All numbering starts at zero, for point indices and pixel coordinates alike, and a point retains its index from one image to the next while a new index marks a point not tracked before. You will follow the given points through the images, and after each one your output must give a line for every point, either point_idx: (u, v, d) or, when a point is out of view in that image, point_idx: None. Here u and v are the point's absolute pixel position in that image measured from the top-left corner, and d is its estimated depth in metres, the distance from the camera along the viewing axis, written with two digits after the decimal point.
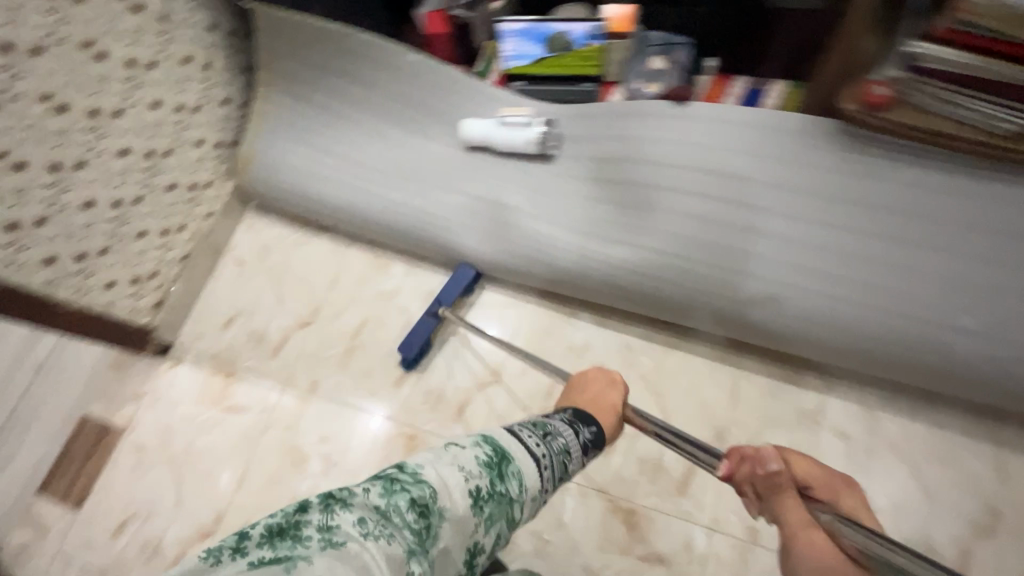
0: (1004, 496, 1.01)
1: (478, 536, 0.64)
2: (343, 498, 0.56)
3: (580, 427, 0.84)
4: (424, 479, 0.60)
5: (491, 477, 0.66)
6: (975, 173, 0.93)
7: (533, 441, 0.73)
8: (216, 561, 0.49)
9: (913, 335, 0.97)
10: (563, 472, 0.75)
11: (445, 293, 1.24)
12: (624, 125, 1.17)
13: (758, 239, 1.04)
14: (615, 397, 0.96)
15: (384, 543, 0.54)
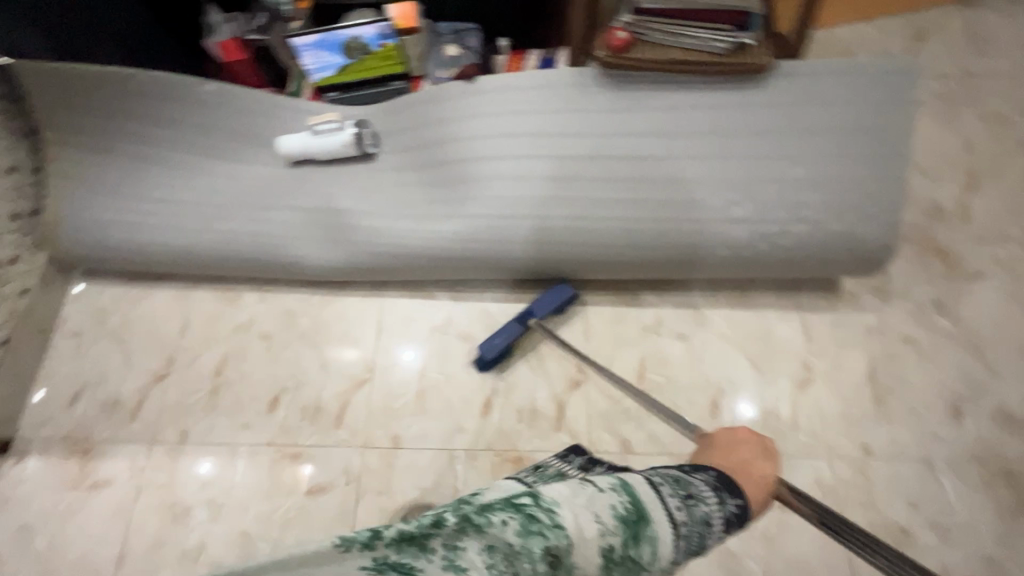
0: (814, 350, 1.17)
1: None
2: (480, 521, 0.53)
3: (726, 499, 0.69)
4: (564, 521, 0.54)
5: (626, 540, 0.58)
6: (712, 87, 1.07)
7: (676, 504, 0.63)
8: (347, 550, 0.49)
9: (704, 235, 1.10)
10: (697, 546, 0.64)
11: (538, 304, 1.20)
12: (425, 110, 1.24)
13: (561, 184, 1.13)
14: (767, 469, 0.79)
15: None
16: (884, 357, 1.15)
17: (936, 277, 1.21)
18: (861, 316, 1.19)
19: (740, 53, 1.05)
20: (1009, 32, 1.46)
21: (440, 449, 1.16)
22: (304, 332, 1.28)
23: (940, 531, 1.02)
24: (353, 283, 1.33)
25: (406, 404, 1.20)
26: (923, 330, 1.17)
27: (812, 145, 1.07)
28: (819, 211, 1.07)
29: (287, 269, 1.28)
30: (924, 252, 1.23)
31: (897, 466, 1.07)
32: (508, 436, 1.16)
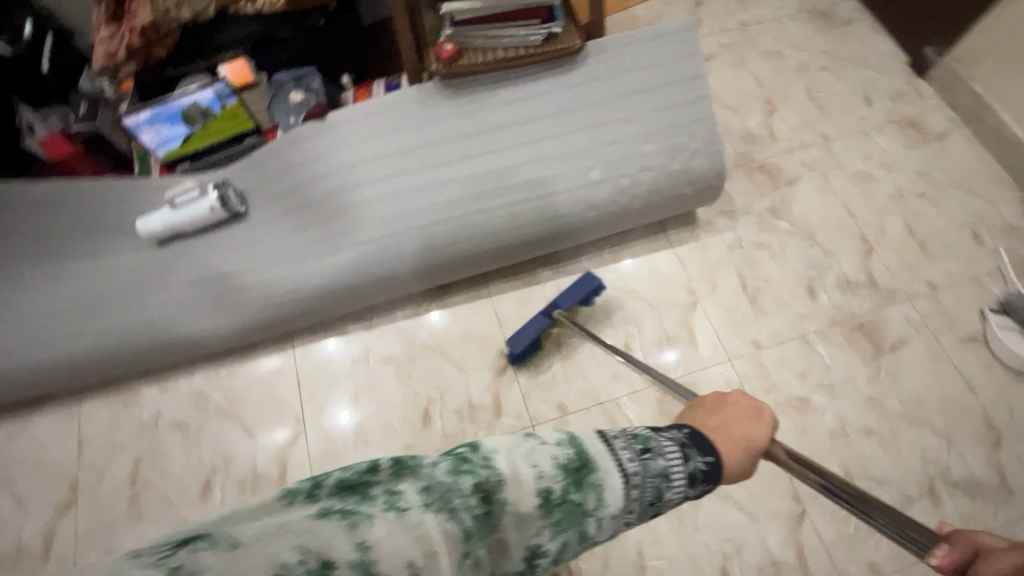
0: (692, 276, 1.33)
1: (540, 540, 0.55)
2: (412, 465, 0.51)
3: (690, 454, 0.64)
4: (497, 458, 0.53)
5: (568, 483, 0.55)
6: (539, 75, 1.20)
7: (628, 456, 0.59)
8: (290, 501, 0.46)
9: (573, 201, 1.22)
10: (653, 501, 0.60)
11: (563, 296, 1.19)
12: (284, 157, 1.25)
13: (435, 191, 1.21)
14: (754, 433, 0.73)
15: (442, 525, 0.47)
16: (747, 265, 1.34)
17: (766, 189, 1.43)
18: (720, 237, 1.38)
19: (552, 42, 1.19)
20: None
21: None
22: (220, 407, 1.23)
23: (827, 390, 1.21)
24: (258, 343, 1.30)
25: (347, 442, 1.20)
26: (769, 235, 1.38)
27: (637, 103, 1.20)
28: (657, 156, 1.21)
29: (183, 349, 1.23)
30: (751, 172, 1.46)
31: (782, 350, 1.25)
32: (453, 437, 1.19)
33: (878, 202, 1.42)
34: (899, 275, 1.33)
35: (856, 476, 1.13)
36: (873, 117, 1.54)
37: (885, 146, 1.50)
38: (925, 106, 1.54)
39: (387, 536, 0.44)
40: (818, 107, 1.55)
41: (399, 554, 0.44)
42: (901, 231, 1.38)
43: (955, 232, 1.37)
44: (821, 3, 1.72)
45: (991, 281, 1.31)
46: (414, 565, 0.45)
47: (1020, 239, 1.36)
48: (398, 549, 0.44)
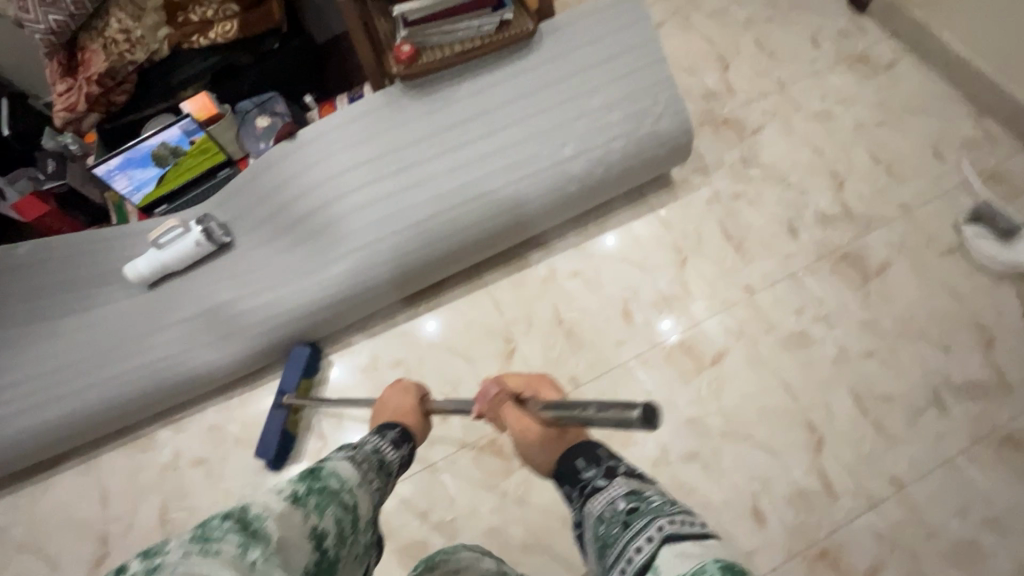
0: (678, 234, 1.37)
1: (317, 523, 0.60)
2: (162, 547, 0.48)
3: (385, 433, 0.89)
4: (243, 499, 0.55)
5: (307, 482, 0.64)
6: (497, 64, 1.22)
7: (343, 454, 0.76)
8: None
9: (553, 177, 1.24)
10: (381, 468, 0.79)
11: (285, 382, 1.24)
12: (264, 182, 1.25)
13: (419, 190, 1.23)
14: (413, 399, 1.01)
15: (207, 557, 0.47)
16: (729, 216, 1.38)
17: (734, 142, 1.48)
18: (698, 193, 1.41)
19: (506, 28, 1.20)
20: None
21: (420, 473, 1.17)
22: (239, 437, 1.23)
23: (824, 321, 1.25)
24: (264, 369, 1.30)
25: None
26: (744, 183, 1.42)
27: (597, 76, 1.23)
28: (624, 123, 1.24)
29: (189, 385, 1.22)
30: (717, 127, 1.50)
31: (775, 290, 1.29)
32: (475, 426, 1.19)
33: (841, 137, 1.47)
34: (872, 202, 1.37)
35: (864, 397, 1.17)
36: (823, 57, 1.59)
37: (838, 83, 1.55)
38: (871, 39, 1.60)
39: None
40: (770, 56, 1.60)
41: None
42: (868, 161, 1.43)
43: (918, 153, 1.43)
44: None
45: (960, 194, 1.37)
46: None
47: (979, 150, 1.42)
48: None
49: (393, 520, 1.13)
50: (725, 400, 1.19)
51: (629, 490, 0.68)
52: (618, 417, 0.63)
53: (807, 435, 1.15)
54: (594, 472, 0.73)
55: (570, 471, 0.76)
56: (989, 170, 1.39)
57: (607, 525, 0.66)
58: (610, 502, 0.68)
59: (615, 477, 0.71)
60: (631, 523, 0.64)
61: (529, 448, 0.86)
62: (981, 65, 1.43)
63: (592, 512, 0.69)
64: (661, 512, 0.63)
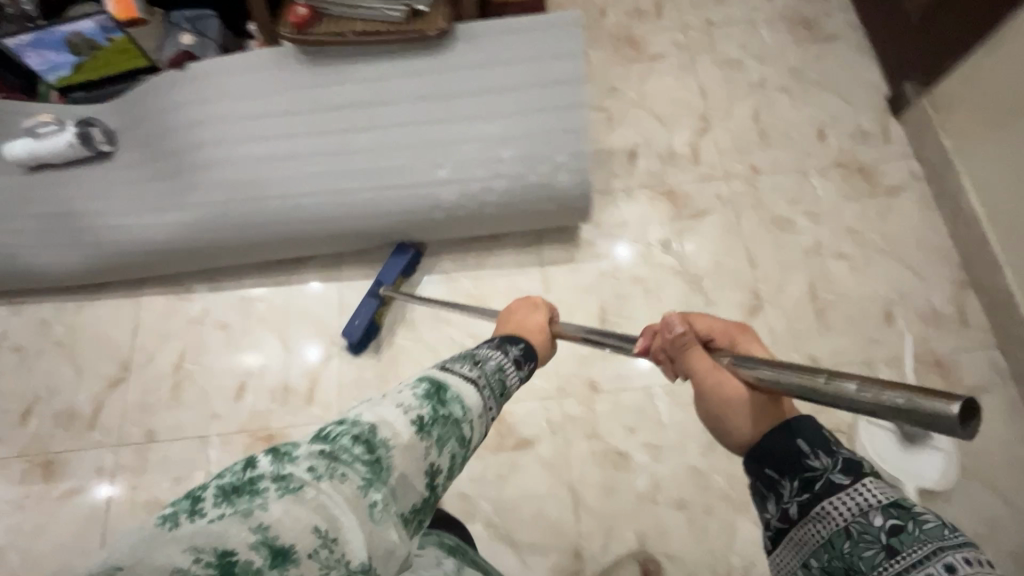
0: (552, 299, 1.24)
1: (434, 462, 0.49)
2: (290, 450, 0.43)
3: (508, 345, 0.68)
4: (372, 410, 0.47)
5: (432, 404, 0.51)
6: (397, 57, 1.10)
7: (465, 367, 0.58)
8: (173, 524, 0.36)
9: (418, 196, 1.12)
10: (501, 395, 0.61)
11: (383, 273, 1.21)
12: (153, 102, 1.19)
13: (285, 163, 1.13)
14: (538, 317, 0.84)
15: (335, 486, 0.41)
16: (615, 299, 1.23)
17: (665, 218, 1.29)
18: (597, 262, 1.26)
19: (416, 20, 1.07)
20: None
21: (194, 438, 1.17)
22: (59, 340, 1.26)
23: (652, 451, 1.11)
24: (107, 286, 1.30)
25: (160, 398, 1.20)
26: (650, 269, 1.25)
27: (504, 103, 1.08)
28: (515, 164, 1.09)
29: (29, 277, 1.24)
30: (655, 196, 1.32)
31: (620, 398, 1.15)
32: (261, 416, 1.18)
33: (787, 255, 1.25)
34: (779, 342, 1.18)
35: (649, 549, 1.05)
36: (820, 155, 1.34)
37: (820, 192, 1.31)
38: (886, 153, 1.33)
39: (287, 514, 0.38)
40: (759, 134, 1.37)
41: (305, 523, 0.38)
42: (801, 293, 1.22)
43: (864, 305, 1.20)
44: (807, 11, 1.50)
45: (885, 371, 1.15)
46: (323, 531, 0.39)
47: (938, 328, 1.17)
48: (302, 519, 0.38)
49: (149, 474, 1.15)
50: (507, 490, 1.10)
51: (889, 501, 0.43)
52: (923, 409, 0.38)
53: (568, 563, 1.05)
54: (826, 463, 0.46)
55: (786, 453, 0.48)
56: (935, 355, 1.15)
57: (853, 545, 0.43)
58: (859, 510, 0.43)
59: (863, 474, 0.45)
60: (900, 555, 0.40)
61: (723, 411, 0.56)
62: (987, 230, 1.17)
63: (830, 522, 0.44)
64: (948, 543, 0.39)
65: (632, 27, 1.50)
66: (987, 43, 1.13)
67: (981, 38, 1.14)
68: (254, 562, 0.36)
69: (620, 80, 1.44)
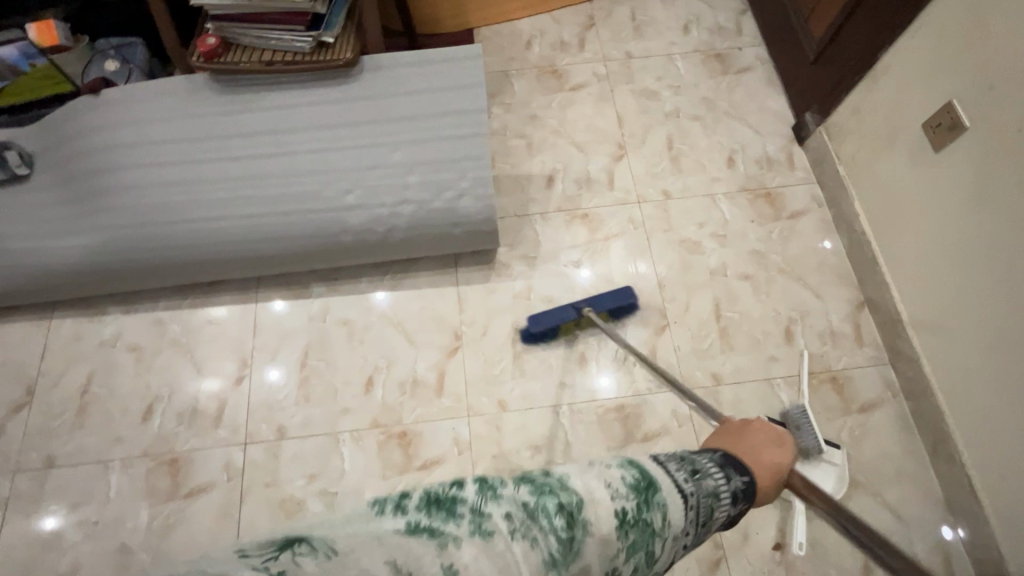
0: (466, 319, 1.26)
1: (618, 564, 0.51)
2: (496, 487, 0.51)
3: (731, 473, 0.61)
4: (583, 487, 0.52)
5: (638, 503, 0.53)
6: (307, 84, 1.12)
7: (681, 476, 0.58)
8: (381, 511, 0.47)
9: (327, 221, 1.14)
10: (706, 522, 0.58)
11: (599, 300, 1.21)
12: (65, 126, 1.20)
13: (196, 188, 1.14)
14: (775, 456, 0.64)
15: (526, 547, 0.46)
16: (527, 319, 1.25)
17: (579, 240, 1.33)
18: (511, 284, 1.29)
19: (323, 51, 1.10)
20: (667, 17, 1.64)
21: (95, 463, 1.15)
22: None
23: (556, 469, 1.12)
24: (16, 308, 1.29)
25: (64, 422, 1.18)
26: (562, 290, 1.28)
27: (409, 130, 1.12)
28: (420, 190, 1.12)
29: None
30: (570, 219, 1.36)
31: (528, 417, 1.17)
32: (167, 439, 1.17)
33: (694, 276, 1.29)
34: (683, 361, 1.21)
35: None
36: (729, 180, 1.40)
37: (728, 215, 1.36)
38: (790, 179, 1.40)
39: (474, 564, 0.44)
40: (671, 160, 1.43)
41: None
42: (706, 313, 1.26)
43: (765, 324, 1.24)
44: (720, 46, 1.59)
45: (784, 387, 1.19)
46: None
47: (834, 347, 1.22)
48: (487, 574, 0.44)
49: (45, 501, 1.12)
50: None
51: None
52: None
53: None
54: None
55: None
56: (832, 372, 1.20)
57: None
58: None
59: None
60: None
61: None
62: (878, 252, 1.23)
63: None
64: None
65: (555, 58, 1.57)
66: (867, 78, 1.21)
67: (862, 74, 1.22)
68: None
69: (541, 108, 1.50)
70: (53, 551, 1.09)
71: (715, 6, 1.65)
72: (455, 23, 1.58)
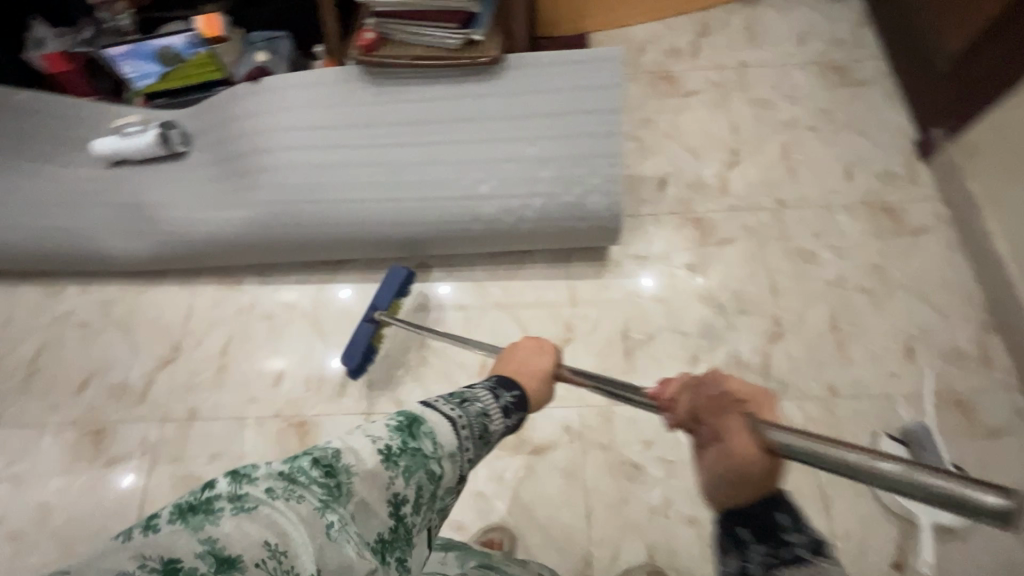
0: (578, 312, 1.29)
1: (398, 488, 0.58)
2: (250, 471, 0.52)
3: (500, 393, 0.76)
4: (340, 442, 0.57)
5: (402, 437, 0.60)
6: (451, 80, 1.19)
7: (449, 408, 0.67)
8: (128, 536, 0.45)
9: (458, 210, 1.20)
10: (481, 438, 0.69)
11: (379, 297, 1.20)
12: (225, 109, 1.32)
13: (338, 172, 1.23)
14: (543, 362, 0.87)
15: (289, 505, 0.50)
16: (638, 317, 1.28)
17: (691, 243, 1.35)
18: (622, 282, 1.32)
19: (470, 49, 1.18)
20: (782, 27, 1.63)
21: (231, 419, 1.25)
22: (119, 319, 1.36)
23: (667, 465, 1.14)
24: (166, 274, 1.41)
25: (205, 379, 1.28)
26: (674, 291, 1.30)
27: (544, 127, 1.17)
28: (551, 184, 1.17)
29: (99, 261, 1.36)
30: (682, 222, 1.37)
31: (638, 411, 1.19)
32: (295, 402, 1.25)
33: (809, 286, 1.28)
34: (798, 370, 1.20)
35: (658, 561, 1.06)
36: (847, 193, 1.38)
37: (845, 228, 1.34)
38: (914, 194, 1.37)
39: (235, 528, 0.46)
40: (787, 170, 1.42)
41: (256, 538, 0.47)
42: (822, 323, 1.24)
43: (885, 340, 1.22)
44: (838, 58, 1.57)
45: (905, 405, 1.16)
46: (272, 544, 0.47)
47: (960, 368, 1.18)
48: (251, 535, 0.47)
49: (187, 449, 1.22)
50: (523, 492, 1.14)
51: None
52: (954, 501, 0.41)
53: (578, 567, 1.07)
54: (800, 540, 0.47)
55: (761, 522, 0.48)
56: (957, 393, 1.16)
57: None
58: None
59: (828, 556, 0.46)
60: None
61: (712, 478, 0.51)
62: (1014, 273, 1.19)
63: None
64: None
65: (668, 65, 1.59)
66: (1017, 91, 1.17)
67: (1008, 89, 1.18)
68: (198, 568, 0.44)
69: (654, 112, 1.52)
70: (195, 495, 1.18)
71: (833, 18, 1.63)
72: (572, 28, 1.63)
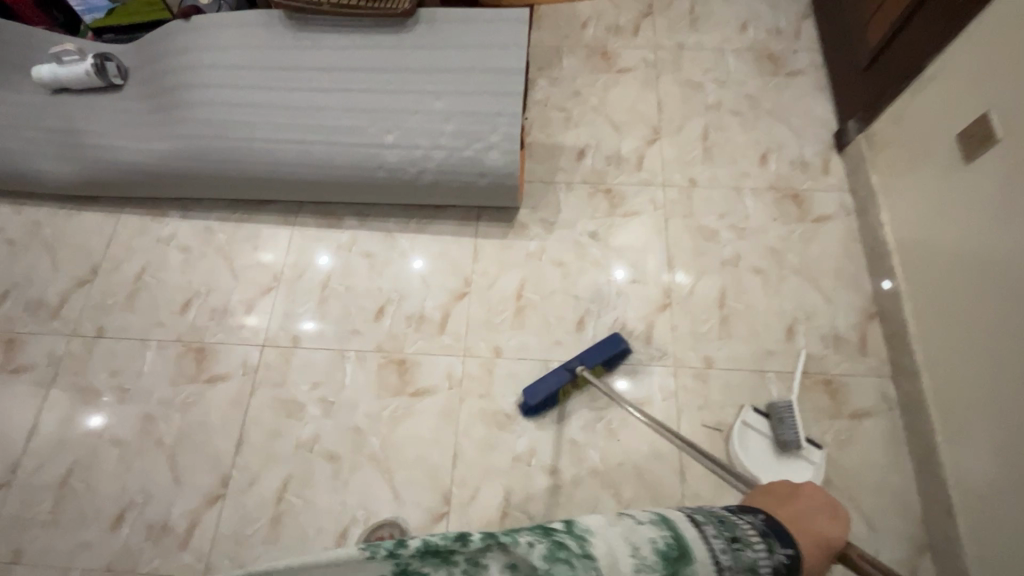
0: (479, 269, 1.33)
1: None
2: (508, 541, 0.58)
3: (778, 544, 0.69)
4: (598, 545, 0.59)
5: (661, 571, 0.58)
6: (369, 31, 1.30)
7: (720, 546, 0.63)
8: (379, 560, 0.55)
9: (364, 155, 1.23)
10: None
11: (589, 355, 1.16)
12: (162, 46, 1.38)
13: (255, 111, 1.27)
14: (832, 531, 0.75)
15: None
16: (535, 278, 1.31)
17: (598, 212, 1.38)
18: (526, 244, 1.35)
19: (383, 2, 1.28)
20: (725, 13, 1.65)
21: (136, 340, 1.30)
22: (46, 239, 1.42)
23: (537, 418, 1.18)
24: (94, 201, 1.46)
25: (117, 302, 1.34)
26: (576, 256, 1.33)
27: (450, 82, 1.24)
28: (453, 137, 1.21)
29: (26, 181, 1.40)
30: (594, 192, 1.40)
31: (520, 365, 1.23)
32: (198, 330, 1.30)
33: (705, 262, 1.31)
34: (679, 340, 1.24)
35: (512, 504, 1.11)
36: (758, 177, 1.41)
37: (750, 210, 1.37)
38: (822, 183, 1.39)
39: None
40: (704, 150, 1.45)
41: None
42: (711, 298, 1.27)
43: (768, 319, 1.25)
44: (774, 47, 1.58)
45: (776, 382, 1.19)
46: None
47: (835, 352, 1.21)
48: None
49: (89, 364, 1.28)
50: (396, 431, 1.18)
51: None
52: None
53: (437, 504, 1.12)
54: None
55: None
56: (827, 374, 1.19)
57: None
58: None
59: None
60: None
61: None
62: (897, 265, 1.21)
63: None
64: None
65: (607, 41, 1.62)
66: (911, 86, 1.20)
67: (907, 82, 1.20)
68: None
69: (585, 86, 1.55)
70: (92, 407, 1.24)
71: (776, 7, 1.65)
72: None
